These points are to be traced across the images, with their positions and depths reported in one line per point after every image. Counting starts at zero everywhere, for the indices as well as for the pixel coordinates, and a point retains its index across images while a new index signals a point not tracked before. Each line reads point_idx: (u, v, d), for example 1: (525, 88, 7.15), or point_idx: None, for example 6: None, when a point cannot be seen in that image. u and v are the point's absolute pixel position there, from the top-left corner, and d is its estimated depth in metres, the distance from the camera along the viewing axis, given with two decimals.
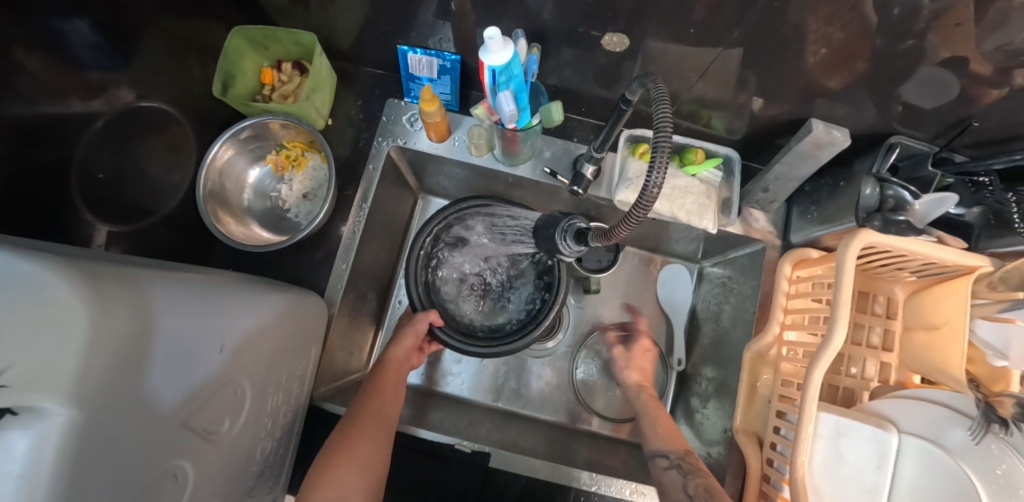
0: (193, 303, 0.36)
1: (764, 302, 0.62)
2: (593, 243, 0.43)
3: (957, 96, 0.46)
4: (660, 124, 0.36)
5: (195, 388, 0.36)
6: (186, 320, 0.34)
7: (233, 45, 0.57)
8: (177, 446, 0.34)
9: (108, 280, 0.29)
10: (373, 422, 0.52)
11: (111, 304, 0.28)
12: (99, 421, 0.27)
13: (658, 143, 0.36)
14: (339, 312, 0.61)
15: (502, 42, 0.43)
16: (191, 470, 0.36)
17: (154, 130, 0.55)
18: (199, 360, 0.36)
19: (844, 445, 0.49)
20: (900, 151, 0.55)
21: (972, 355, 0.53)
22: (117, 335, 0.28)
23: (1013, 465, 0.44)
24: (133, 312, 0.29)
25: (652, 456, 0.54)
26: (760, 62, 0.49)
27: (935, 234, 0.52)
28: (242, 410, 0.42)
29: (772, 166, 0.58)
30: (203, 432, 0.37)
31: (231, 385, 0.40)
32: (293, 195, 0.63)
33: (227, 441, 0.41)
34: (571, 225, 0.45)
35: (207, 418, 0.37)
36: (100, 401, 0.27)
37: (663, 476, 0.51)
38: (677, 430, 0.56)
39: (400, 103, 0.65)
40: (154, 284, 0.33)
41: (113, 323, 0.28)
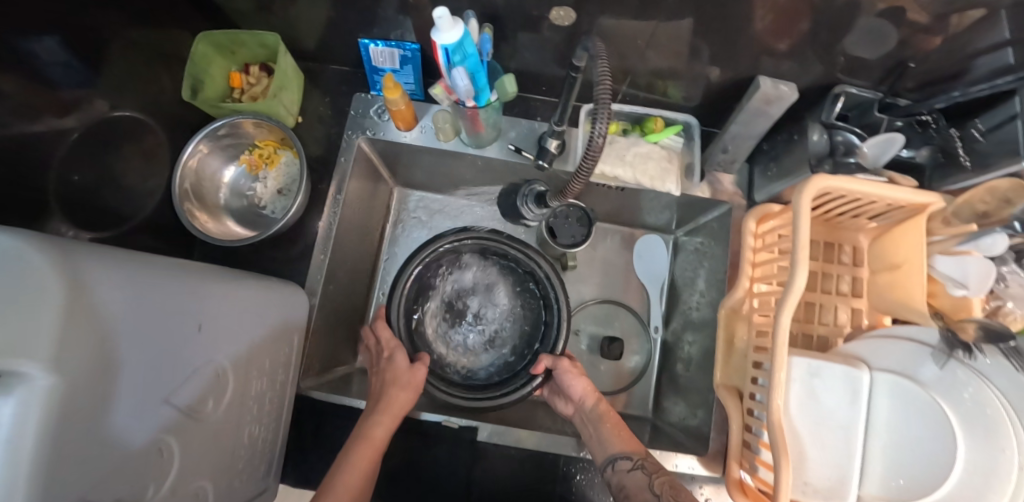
0: (169, 287, 0.36)
1: (734, 261, 0.65)
2: (557, 201, 0.59)
3: (896, 43, 0.48)
4: (601, 91, 0.39)
5: (174, 366, 0.36)
6: (159, 298, 0.35)
7: (200, 51, 0.59)
8: (159, 422, 0.35)
9: (85, 255, 0.29)
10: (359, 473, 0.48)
11: (85, 276, 0.28)
12: (78, 388, 0.27)
13: (598, 109, 0.39)
14: (320, 303, 0.62)
15: (452, 21, 0.45)
16: (176, 445, 0.37)
17: (129, 139, 0.56)
18: (178, 339, 0.36)
19: (818, 386, 0.50)
20: (848, 101, 0.57)
21: (933, 289, 0.55)
22: (93, 307, 0.28)
23: (979, 389, 0.45)
24: (108, 284, 0.30)
25: (613, 459, 0.51)
26: (711, 28, 0.51)
27: (887, 175, 0.53)
28: (225, 389, 0.43)
29: (728, 127, 0.61)
30: (188, 410, 0.38)
31: (209, 365, 0.40)
32: (269, 192, 0.65)
33: (212, 421, 0.41)
34: (532, 190, 0.66)
35: (191, 396, 0.38)
36: (80, 372, 0.27)
37: (627, 478, 0.48)
38: (626, 427, 0.55)
39: (367, 97, 0.67)
40: (130, 264, 0.33)
41: (88, 293, 0.28)
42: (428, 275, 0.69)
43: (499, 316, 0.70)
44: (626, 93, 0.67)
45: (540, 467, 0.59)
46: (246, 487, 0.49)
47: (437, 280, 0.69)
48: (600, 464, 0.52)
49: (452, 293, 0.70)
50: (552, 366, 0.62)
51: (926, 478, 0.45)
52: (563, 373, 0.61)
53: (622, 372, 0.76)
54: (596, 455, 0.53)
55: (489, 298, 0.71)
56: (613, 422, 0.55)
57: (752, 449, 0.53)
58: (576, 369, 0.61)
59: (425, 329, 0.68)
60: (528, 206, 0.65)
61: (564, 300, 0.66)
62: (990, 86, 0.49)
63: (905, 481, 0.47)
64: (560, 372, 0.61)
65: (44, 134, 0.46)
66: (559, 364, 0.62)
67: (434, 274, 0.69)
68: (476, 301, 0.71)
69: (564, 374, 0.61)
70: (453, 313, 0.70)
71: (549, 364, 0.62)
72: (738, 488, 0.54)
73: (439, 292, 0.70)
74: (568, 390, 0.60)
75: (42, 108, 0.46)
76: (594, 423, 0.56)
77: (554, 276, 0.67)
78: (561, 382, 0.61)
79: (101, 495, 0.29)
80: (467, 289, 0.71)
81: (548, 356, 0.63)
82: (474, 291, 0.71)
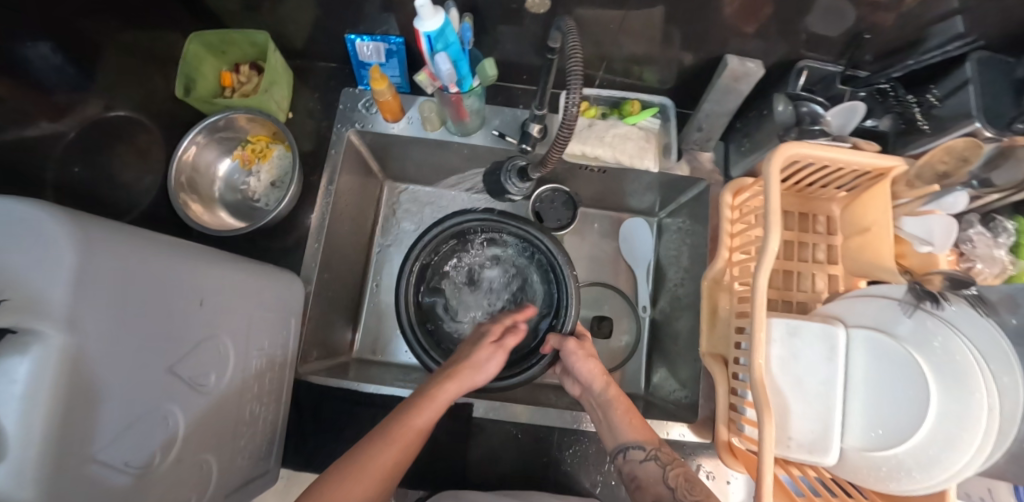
0: (172, 262, 0.37)
1: (714, 234, 0.67)
2: (535, 172, 0.60)
3: (852, 19, 0.51)
4: (573, 76, 0.42)
5: (178, 338, 0.37)
6: (163, 271, 0.36)
7: (192, 51, 0.62)
8: (165, 392, 0.36)
9: (98, 226, 0.31)
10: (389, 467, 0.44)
11: (95, 243, 0.29)
12: (91, 350, 0.28)
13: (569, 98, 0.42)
14: (316, 290, 0.64)
15: (432, 9, 0.47)
16: (180, 416, 0.38)
17: (124, 138, 0.57)
18: (181, 312, 0.38)
19: (797, 343, 0.53)
20: (812, 75, 0.60)
21: (901, 250, 0.57)
22: (104, 275, 0.30)
23: (947, 338, 0.47)
24: (116, 254, 0.31)
25: (626, 448, 0.51)
26: (680, 12, 0.54)
27: (851, 141, 0.56)
28: (227, 364, 0.44)
29: (701, 106, 0.63)
30: (191, 382, 0.39)
31: (211, 340, 0.42)
32: (262, 185, 0.68)
33: (215, 394, 0.42)
34: (514, 165, 0.66)
35: (193, 369, 0.39)
36: (92, 333, 0.29)
37: (641, 469, 0.49)
38: (638, 412, 0.55)
39: (355, 91, 0.70)
40: (139, 239, 0.34)
41: (97, 261, 0.29)
42: (444, 261, 0.71)
43: (518, 293, 0.72)
44: (603, 79, 0.70)
45: (535, 441, 0.60)
46: (247, 466, 0.50)
47: (457, 263, 0.72)
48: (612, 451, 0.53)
49: (471, 274, 0.73)
50: (559, 347, 0.59)
51: (904, 427, 0.47)
52: (568, 355, 0.58)
53: (613, 352, 0.78)
54: (607, 441, 0.53)
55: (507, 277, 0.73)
56: (624, 407, 0.54)
57: (738, 411, 0.55)
58: (584, 351, 0.58)
59: (446, 313, 0.71)
60: (511, 180, 0.67)
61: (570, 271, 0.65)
62: (942, 52, 0.54)
63: (885, 432, 0.49)
64: (567, 353, 0.58)
65: (40, 137, 0.47)
66: (566, 345, 0.58)
67: (451, 258, 0.72)
68: (495, 282, 0.73)
69: (571, 355, 0.58)
70: (474, 294, 0.73)
71: (555, 344, 0.59)
72: (728, 450, 0.56)
73: (458, 275, 0.73)
74: (578, 373, 0.58)
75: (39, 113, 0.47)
76: (603, 408, 0.56)
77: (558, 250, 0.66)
78: (569, 365, 0.58)
79: (111, 455, 0.31)
80: (486, 269, 0.74)
81: (555, 336, 0.59)
82: (492, 271, 0.73)
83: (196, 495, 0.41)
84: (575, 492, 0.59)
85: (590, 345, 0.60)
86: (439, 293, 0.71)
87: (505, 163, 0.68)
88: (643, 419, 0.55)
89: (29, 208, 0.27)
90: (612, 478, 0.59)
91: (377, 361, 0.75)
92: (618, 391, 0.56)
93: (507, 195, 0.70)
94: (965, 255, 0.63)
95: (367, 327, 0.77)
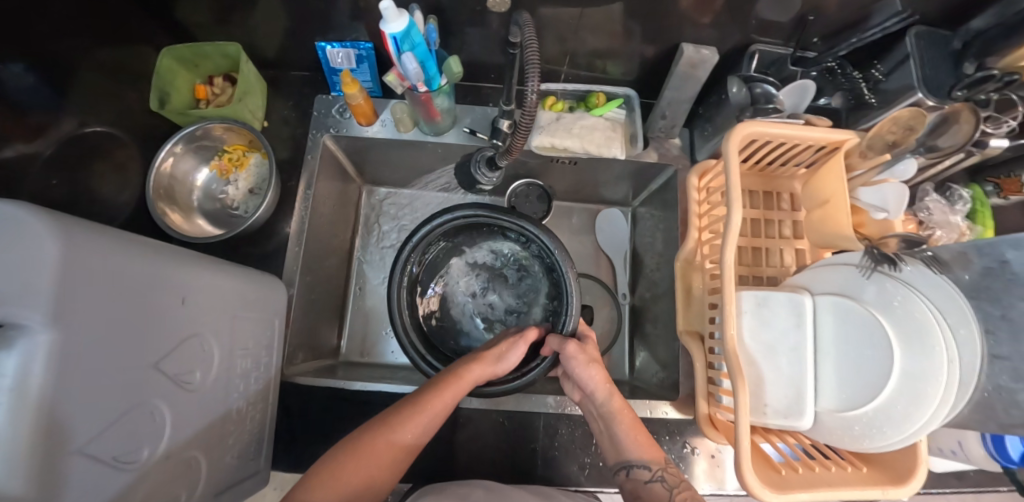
0: (153, 260, 0.37)
1: (684, 217, 0.69)
2: (501, 160, 0.63)
3: (799, 3, 0.54)
4: (531, 72, 0.44)
5: (162, 335, 0.38)
6: (145, 268, 0.35)
7: (165, 65, 0.64)
8: (150, 388, 0.36)
9: (78, 223, 0.30)
10: (379, 463, 0.45)
11: (77, 237, 0.29)
12: (77, 345, 0.28)
13: (528, 90, 0.45)
14: (299, 293, 0.65)
15: (397, 12, 0.49)
16: (167, 412, 0.38)
17: (99, 154, 0.57)
18: (164, 309, 0.38)
19: (766, 313, 0.55)
20: (763, 59, 0.63)
21: (858, 221, 0.60)
22: (89, 270, 0.30)
23: (906, 296, 0.49)
24: (100, 250, 0.31)
25: (632, 467, 0.52)
26: (638, 6, 0.56)
27: (803, 118, 0.59)
28: (211, 362, 0.45)
29: (662, 93, 0.67)
30: (176, 379, 0.39)
31: (194, 338, 0.42)
32: (240, 193, 0.69)
33: (201, 391, 0.43)
34: (483, 156, 0.68)
35: (178, 366, 0.40)
36: (78, 328, 0.28)
37: (646, 490, 0.50)
38: (647, 430, 0.55)
39: (328, 98, 0.72)
40: (117, 237, 0.34)
41: (81, 256, 0.29)
42: (447, 253, 0.72)
43: (526, 280, 0.73)
44: (568, 73, 0.72)
45: (518, 426, 0.62)
46: (237, 466, 0.50)
47: (463, 251, 0.73)
48: (616, 465, 0.53)
49: (480, 262, 0.74)
50: (559, 349, 0.56)
51: (871, 386, 0.48)
52: (569, 358, 0.55)
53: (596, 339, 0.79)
54: (611, 455, 0.54)
55: (515, 264, 0.73)
56: (629, 424, 0.53)
57: (716, 383, 0.57)
58: (584, 355, 0.55)
59: (445, 305, 0.72)
60: (481, 171, 0.68)
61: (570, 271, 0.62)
62: (880, 29, 0.56)
63: (856, 393, 0.50)
64: (567, 357, 0.55)
65: (16, 157, 0.47)
66: (566, 348, 0.55)
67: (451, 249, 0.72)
68: (503, 269, 0.74)
69: (571, 359, 0.54)
70: (484, 281, 0.74)
71: (556, 346, 0.56)
72: (710, 423, 0.57)
73: (467, 263, 0.74)
74: (581, 378, 0.55)
75: (11, 136, 0.47)
76: (607, 420, 0.55)
77: (557, 247, 0.62)
78: (571, 372, 0.55)
79: (100, 450, 0.31)
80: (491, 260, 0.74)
81: (555, 338, 0.56)
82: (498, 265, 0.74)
83: (187, 492, 0.41)
84: (564, 475, 0.61)
85: (590, 348, 0.57)
86: (449, 283, 0.73)
87: (474, 155, 0.69)
88: (648, 434, 0.55)
89: (7, 205, 0.27)
90: (600, 459, 0.61)
91: (364, 363, 0.75)
92: (622, 402, 0.55)
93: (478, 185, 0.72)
94: (924, 223, 0.67)
95: (351, 329, 0.77)
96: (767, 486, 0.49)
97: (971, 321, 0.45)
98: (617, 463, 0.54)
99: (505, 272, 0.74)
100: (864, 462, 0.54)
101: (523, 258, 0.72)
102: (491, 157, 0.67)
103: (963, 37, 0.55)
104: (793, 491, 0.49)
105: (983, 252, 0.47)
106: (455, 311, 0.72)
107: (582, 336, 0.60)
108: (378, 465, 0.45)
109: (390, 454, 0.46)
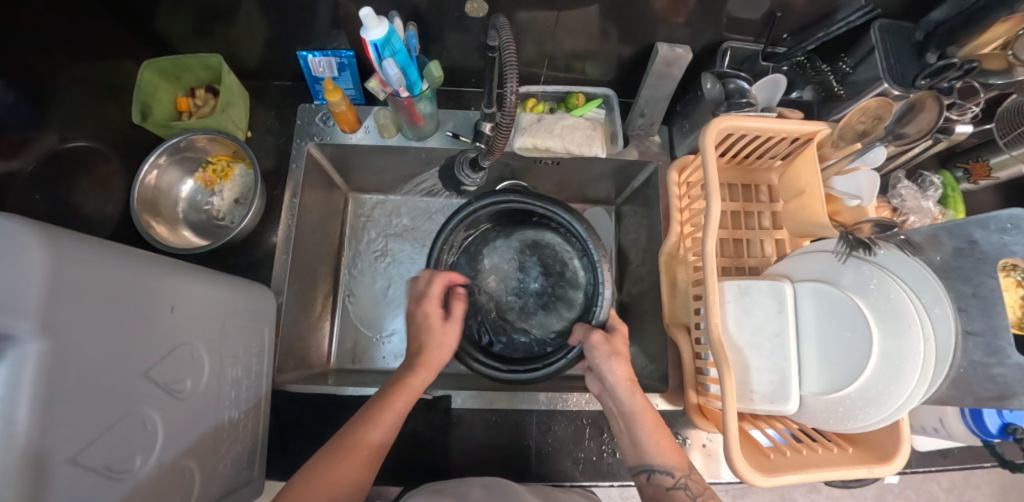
0: (140, 269, 0.37)
1: (666, 213, 0.71)
2: (484, 161, 0.62)
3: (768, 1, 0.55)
4: (509, 73, 0.45)
5: (152, 344, 0.38)
6: (131, 278, 0.35)
7: (147, 78, 0.64)
8: (141, 397, 0.36)
9: (66, 233, 0.30)
10: (358, 465, 0.47)
11: (63, 247, 0.29)
12: (65, 354, 0.28)
13: (507, 92, 0.45)
14: (288, 300, 0.65)
15: (377, 19, 0.50)
16: (158, 421, 0.38)
17: (82, 169, 0.57)
18: (151, 318, 0.37)
19: (748, 302, 0.56)
20: (736, 55, 0.65)
21: (835, 209, 0.61)
22: (76, 279, 0.30)
23: (881, 278, 0.50)
24: (85, 259, 0.31)
25: (654, 473, 0.51)
26: (612, 8, 0.58)
27: (776, 111, 0.60)
28: (201, 370, 0.45)
29: (640, 92, 0.68)
30: (167, 387, 0.39)
31: (184, 346, 0.42)
32: (226, 203, 0.70)
33: (192, 400, 0.43)
34: (466, 158, 0.66)
35: (168, 374, 0.40)
36: (66, 337, 0.28)
37: (668, 497, 0.49)
38: (671, 434, 0.54)
39: (311, 106, 0.73)
40: (102, 246, 0.34)
41: (68, 267, 0.29)
42: (478, 247, 0.71)
43: (560, 275, 0.70)
44: (548, 76, 0.74)
45: (509, 423, 0.63)
46: (233, 474, 0.50)
47: (495, 246, 0.72)
48: (636, 468, 0.53)
49: (514, 256, 0.72)
50: (584, 339, 0.56)
51: (852, 367, 0.50)
52: (591, 349, 0.55)
53: None
54: (631, 458, 0.53)
55: (547, 260, 0.71)
56: (651, 427, 0.52)
57: (704, 372, 0.58)
58: (608, 347, 0.55)
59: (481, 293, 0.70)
60: (464, 172, 0.67)
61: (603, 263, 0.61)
62: (845, 23, 0.57)
63: (836, 375, 0.52)
64: (590, 347, 0.55)
65: None
66: (590, 337, 0.55)
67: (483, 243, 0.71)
68: (536, 264, 0.71)
69: (595, 350, 0.54)
70: (518, 275, 0.72)
71: (580, 337, 0.57)
72: (699, 412, 0.60)
73: (501, 259, 0.72)
74: (602, 372, 0.54)
75: None
76: (628, 420, 0.54)
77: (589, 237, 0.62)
78: (594, 367, 0.55)
79: (91, 459, 0.31)
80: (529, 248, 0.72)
81: (581, 328, 0.57)
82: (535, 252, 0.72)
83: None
84: (559, 471, 0.62)
85: (616, 339, 0.56)
86: (482, 278, 0.70)
87: (458, 156, 0.68)
88: (671, 438, 0.53)
89: None
90: (594, 453, 0.62)
91: (357, 370, 0.75)
92: (645, 403, 0.54)
93: (463, 187, 0.71)
94: (898, 210, 0.69)
95: (342, 336, 0.77)
96: (757, 470, 0.50)
97: (944, 299, 0.47)
98: (637, 465, 0.53)
99: (543, 259, 0.71)
100: (850, 442, 0.55)
101: (561, 247, 0.70)
102: (475, 158, 0.66)
103: (924, 29, 0.57)
104: (781, 473, 0.50)
105: (954, 234, 0.49)
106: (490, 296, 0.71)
107: (612, 326, 0.58)
108: (358, 467, 0.47)
109: (364, 457, 0.47)
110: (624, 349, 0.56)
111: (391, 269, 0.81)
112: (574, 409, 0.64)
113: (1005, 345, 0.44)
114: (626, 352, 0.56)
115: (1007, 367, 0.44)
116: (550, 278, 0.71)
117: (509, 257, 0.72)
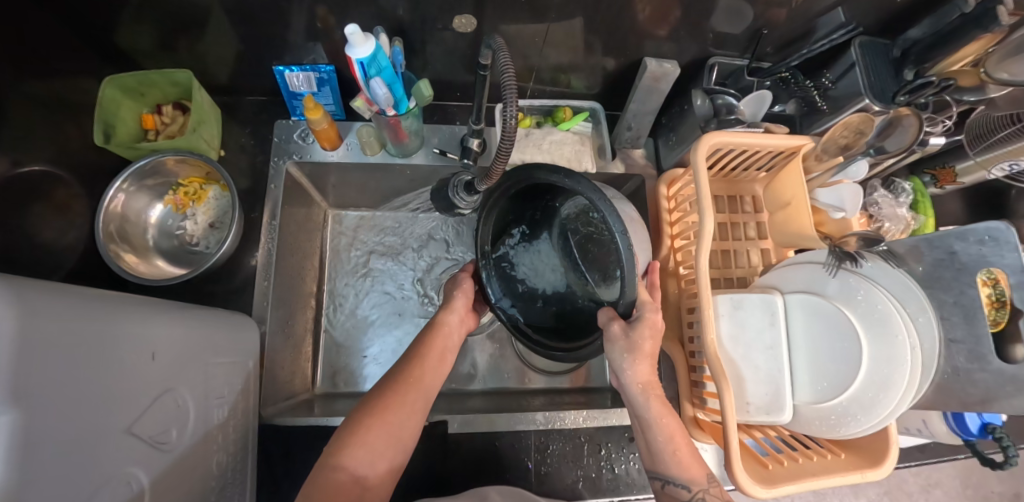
0: (112, 316, 0.34)
1: (653, 225, 0.71)
2: (480, 186, 0.61)
3: (751, 19, 0.56)
4: (508, 90, 0.43)
5: (132, 398, 0.35)
6: (106, 327, 0.32)
7: (108, 95, 0.59)
8: (124, 457, 0.33)
9: (32, 287, 0.27)
10: (406, 409, 0.49)
11: (28, 303, 0.26)
12: (37, 421, 0.25)
13: (507, 111, 0.44)
14: (271, 328, 0.63)
15: (363, 36, 0.48)
16: (145, 478, 0.35)
17: (40, 195, 0.52)
18: (133, 368, 0.35)
19: (741, 315, 0.57)
20: (722, 70, 0.66)
21: (820, 219, 0.64)
22: (45, 337, 0.27)
23: (867, 290, 0.52)
24: (52, 311, 0.28)
25: (670, 486, 0.50)
26: (599, 24, 0.57)
27: (763, 126, 0.61)
28: (186, 418, 0.42)
29: (628, 105, 0.69)
30: (152, 440, 0.37)
31: (169, 394, 0.39)
32: (199, 228, 0.67)
33: (176, 450, 0.40)
34: (461, 181, 0.63)
35: (153, 427, 0.37)
36: (37, 403, 0.25)
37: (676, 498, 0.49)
38: (695, 450, 0.52)
39: (289, 123, 0.70)
40: (73, 297, 0.31)
41: (37, 324, 0.26)
42: (516, 233, 0.56)
43: (604, 254, 0.50)
44: (535, 89, 0.73)
45: (507, 443, 0.62)
46: None
47: (537, 234, 0.56)
48: (651, 473, 0.52)
49: (563, 233, 0.55)
50: (603, 326, 0.49)
51: (845, 377, 0.51)
52: (609, 342, 0.49)
53: None
54: (646, 464, 0.52)
55: (596, 230, 0.51)
56: (666, 435, 0.51)
57: (700, 385, 0.59)
58: (626, 342, 0.48)
59: (536, 267, 0.56)
60: (459, 195, 0.63)
61: (626, 236, 0.43)
62: (829, 40, 0.60)
63: (828, 383, 0.53)
64: (610, 340, 0.48)
65: None
66: (610, 328, 0.48)
67: (522, 227, 0.56)
68: (582, 239, 0.53)
69: (615, 342, 0.47)
70: (569, 253, 0.54)
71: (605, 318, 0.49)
72: (696, 424, 0.61)
73: (557, 227, 0.55)
74: (620, 365, 0.50)
75: None
76: (645, 425, 0.53)
77: (606, 205, 0.44)
78: (614, 363, 0.51)
79: None
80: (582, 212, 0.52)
81: (604, 311, 0.49)
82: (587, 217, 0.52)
83: None
84: (559, 488, 0.61)
85: (639, 332, 0.49)
86: (536, 248, 0.56)
87: (450, 179, 0.64)
88: (694, 451, 0.52)
89: None
90: (593, 470, 0.62)
91: (345, 393, 0.72)
92: (663, 408, 0.52)
93: (456, 210, 0.66)
94: (874, 217, 0.71)
95: (327, 360, 0.74)
96: (759, 482, 0.51)
97: (928, 309, 0.49)
98: (653, 471, 0.52)
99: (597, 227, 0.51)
100: (841, 448, 0.57)
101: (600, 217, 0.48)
102: (469, 181, 0.62)
103: (900, 46, 0.59)
104: (782, 484, 0.51)
105: (934, 245, 0.51)
106: (547, 269, 0.56)
107: (636, 315, 0.50)
108: (407, 412, 0.49)
109: (394, 450, 0.47)
110: (646, 343, 0.50)
111: (375, 286, 0.78)
112: (571, 427, 0.63)
113: (987, 351, 0.46)
114: (654, 350, 0.51)
115: (988, 372, 0.46)
116: (603, 253, 0.50)
117: (563, 222, 0.55)
